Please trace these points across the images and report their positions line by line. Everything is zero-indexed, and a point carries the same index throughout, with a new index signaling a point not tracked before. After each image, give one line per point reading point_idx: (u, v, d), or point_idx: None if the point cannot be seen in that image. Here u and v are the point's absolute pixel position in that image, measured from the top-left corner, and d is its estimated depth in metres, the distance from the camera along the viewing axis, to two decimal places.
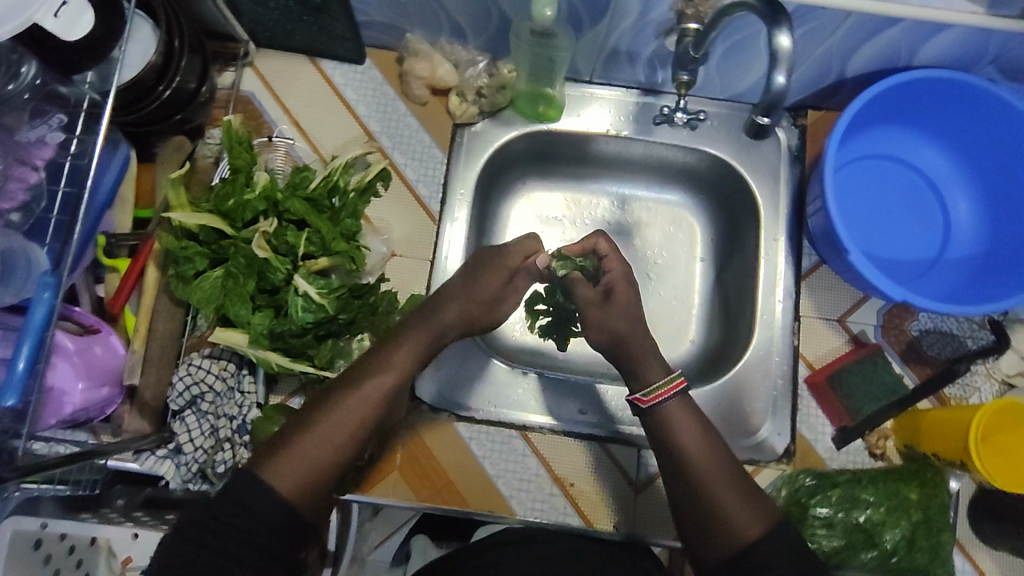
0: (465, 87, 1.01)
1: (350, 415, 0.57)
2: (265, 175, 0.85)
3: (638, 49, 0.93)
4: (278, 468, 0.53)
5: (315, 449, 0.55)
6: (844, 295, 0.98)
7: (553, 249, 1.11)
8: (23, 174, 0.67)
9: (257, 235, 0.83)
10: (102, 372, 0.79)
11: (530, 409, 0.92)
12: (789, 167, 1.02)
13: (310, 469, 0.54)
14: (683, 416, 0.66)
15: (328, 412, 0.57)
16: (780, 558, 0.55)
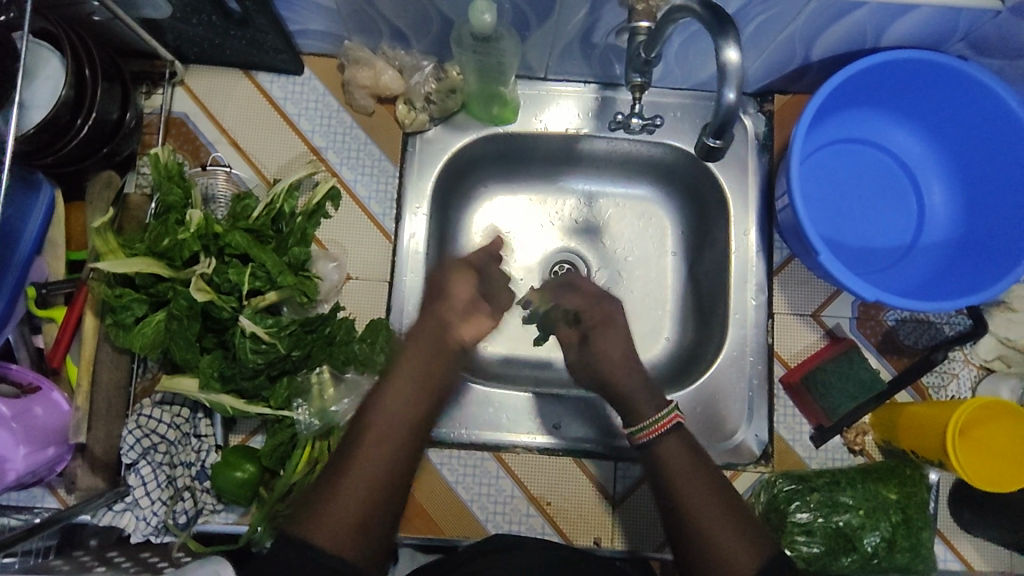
0: (412, 95, 0.94)
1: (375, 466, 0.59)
2: (199, 211, 0.80)
3: (591, 46, 0.88)
4: (320, 531, 0.56)
5: (351, 506, 0.57)
6: (818, 289, 0.95)
7: (524, 254, 1.08)
8: None
9: (195, 277, 0.78)
10: (44, 434, 0.76)
11: (505, 429, 0.90)
12: (756, 157, 0.98)
13: (351, 524, 0.56)
14: (676, 449, 0.69)
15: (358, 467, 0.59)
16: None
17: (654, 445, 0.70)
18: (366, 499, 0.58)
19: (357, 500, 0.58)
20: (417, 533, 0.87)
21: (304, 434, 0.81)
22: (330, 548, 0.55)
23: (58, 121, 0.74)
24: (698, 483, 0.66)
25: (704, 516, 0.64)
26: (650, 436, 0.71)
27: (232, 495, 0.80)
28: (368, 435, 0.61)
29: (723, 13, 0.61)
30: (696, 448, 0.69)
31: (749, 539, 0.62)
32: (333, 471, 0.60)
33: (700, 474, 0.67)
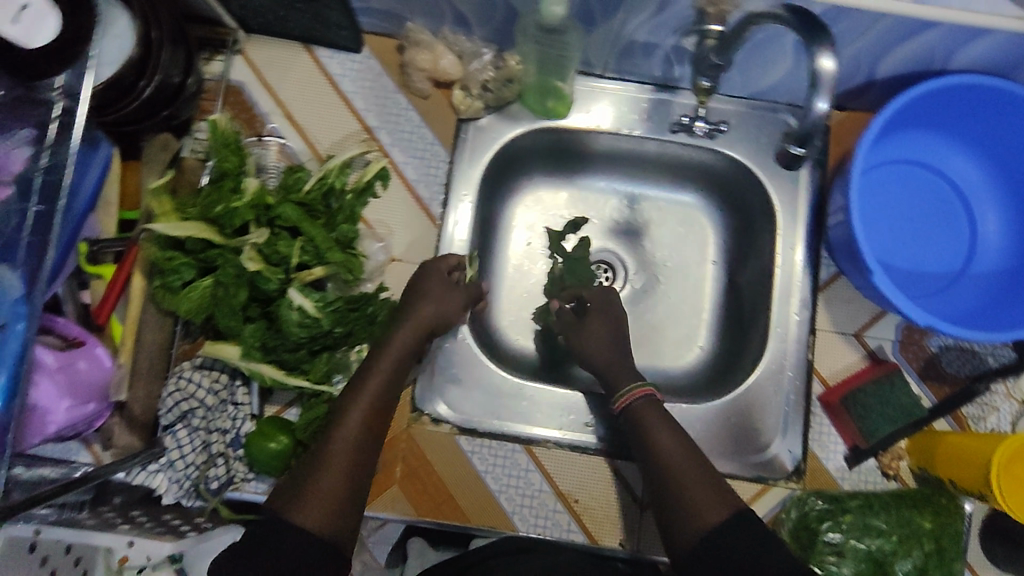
0: (469, 81, 0.95)
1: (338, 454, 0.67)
2: (255, 181, 0.81)
3: (654, 47, 0.87)
4: (301, 506, 0.63)
5: (321, 484, 0.64)
6: (863, 309, 0.93)
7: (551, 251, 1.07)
8: None
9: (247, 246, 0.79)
10: (87, 389, 0.75)
11: (535, 422, 0.91)
12: (810, 171, 0.96)
13: (328, 501, 0.63)
14: (650, 413, 0.79)
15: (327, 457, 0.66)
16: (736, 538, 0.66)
17: (630, 410, 0.80)
18: (340, 475, 0.66)
19: (335, 480, 0.65)
20: (443, 518, 0.88)
21: None
22: (316, 522, 0.62)
23: (123, 80, 0.74)
24: (673, 447, 0.75)
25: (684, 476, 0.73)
26: (628, 402, 0.81)
27: (265, 465, 0.81)
28: (336, 431, 0.69)
29: (810, 23, 0.60)
30: (670, 417, 0.79)
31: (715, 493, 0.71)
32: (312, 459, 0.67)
33: (671, 435, 0.76)
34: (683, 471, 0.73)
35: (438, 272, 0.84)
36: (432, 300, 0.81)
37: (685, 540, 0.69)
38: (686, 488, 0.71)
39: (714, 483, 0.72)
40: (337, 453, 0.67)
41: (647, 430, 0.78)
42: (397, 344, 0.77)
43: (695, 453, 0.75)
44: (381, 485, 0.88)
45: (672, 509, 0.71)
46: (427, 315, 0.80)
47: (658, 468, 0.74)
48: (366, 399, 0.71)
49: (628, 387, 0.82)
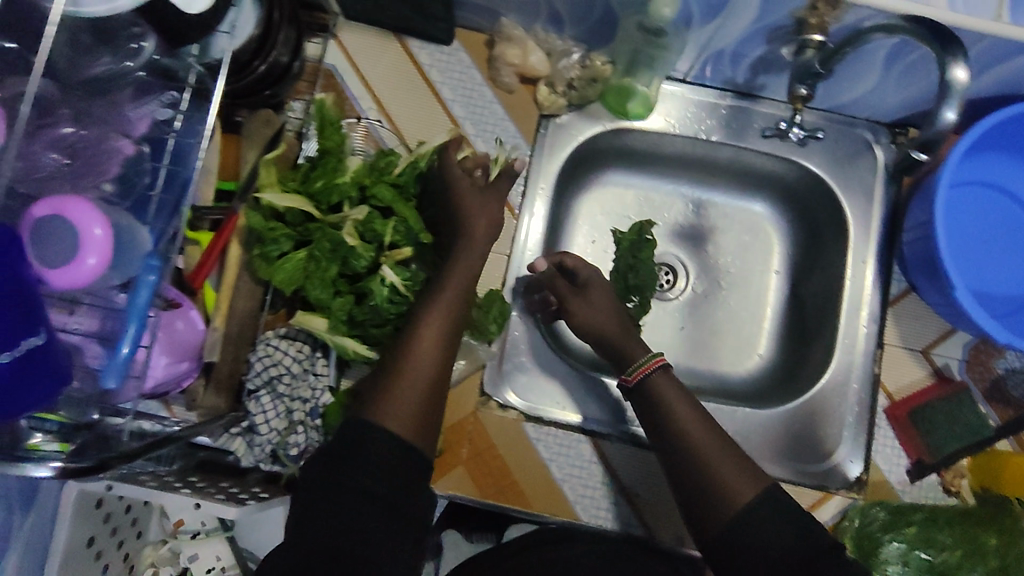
0: (556, 78, 0.97)
1: (416, 375, 0.70)
2: (355, 160, 0.85)
3: (745, 56, 0.89)
4: (388, 415, 0.67)
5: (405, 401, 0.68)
6: (931, 326, 0.94)
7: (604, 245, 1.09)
8: (121, 146, 0.60)
9: (348, 222, 0.82)
10: (182, 348, 0.78)
11: (566, 408, 0.93)
12: (884, 188, 0.98)
13: (413, 407, 0.69)
14: (667, 385, 0.79)
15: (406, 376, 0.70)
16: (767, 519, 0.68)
17: (648, 381, 0.80)
18: (421, 392, 0.70)
19: (416, 385, 0.70)
20: (508, 503, 0.89)
21: None
22: (400, 427, 0.67)
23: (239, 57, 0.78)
24: (691, 418, 0.76)
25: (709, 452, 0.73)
26: (643, 372, 0.80)
27: None
28: (411, 352, 0.72)
29: None
30: (687, 389, 0.80)
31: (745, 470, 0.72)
32: (391, 370, 0.71)
33: (693, 410, 0.77)
34: (707, 446, 0.74)
35: (472, 182, 0.83)
36: (481, 209, 0.81)
37: (715, 517, 0.70)
38: (715, 463, 0.72)
39: (738, 454, 0.73)
40: (422, 359, 0.71)
41: (667, 402, 0.78)
42: (462, 257, 0.78)
43: (714, 427, 0.76)
44: (447, 465, 0.89)
45: (701, 476, 0.72)
46: (478, 222, 0.80)
47: (680, 441, 0.75)
48: (434, 324, 0.73)
49: (643, 357, 0.82)
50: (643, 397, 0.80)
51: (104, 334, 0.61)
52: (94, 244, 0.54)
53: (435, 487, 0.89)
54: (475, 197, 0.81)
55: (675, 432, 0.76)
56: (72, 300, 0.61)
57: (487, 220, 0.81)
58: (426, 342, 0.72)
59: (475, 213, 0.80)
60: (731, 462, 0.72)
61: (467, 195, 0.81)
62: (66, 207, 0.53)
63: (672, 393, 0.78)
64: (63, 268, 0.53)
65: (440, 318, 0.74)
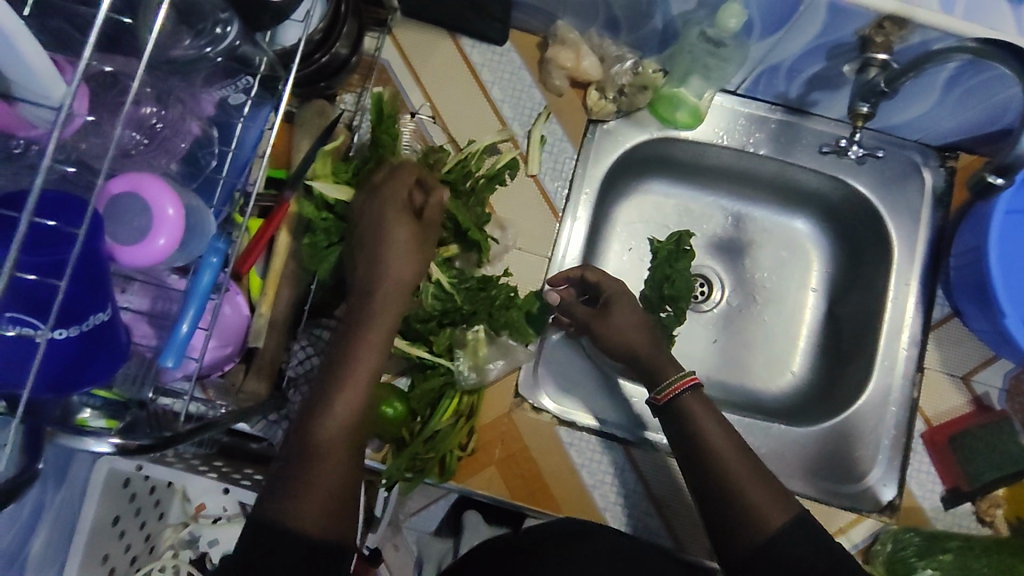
0: (607, 83, 0.97)
1: (320, 481, 0.61)
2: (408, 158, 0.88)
3: (801, 71, 0.89)
4: (295, 511, 0.59)
5: (312, 500, 0.60)
6: (973, 352, 0.93)
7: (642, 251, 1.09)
8: (190, 126, 0.60)
9: None
10: (228, 332, 0.78)
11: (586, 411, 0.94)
12: (930, 212, 0.97)
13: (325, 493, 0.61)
14: (699, 405, 0.75)
15: (304, 484, 0.61)
16: (799, 548, 0.64)
17: (677, 400, 0.76)
18: (333, 472, 0.62)
19: (326, 482, 0.61)
20: (537, 508, 0.88)
21: (459, 385, 0.86)
22: (309, 522, 0.59)
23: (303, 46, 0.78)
24: (721, 439, 0.72)
25: (738, 475, 0.69)
26: (673, 393, 0.77)
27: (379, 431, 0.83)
28: (315, 436, 0.64)
29: None
30: (718, 412, 0.75)
31: (775, 494, 0.67)
32: (293, 464, 0.62)
33: (721, 429, 0.73)
34: (743, 470, 0.69)
35: (404, 213, 0.78)
36: (404, 277, 0.76)
37: (748, 544, 0.65)
38: (749, 486, 0.68)
39: (769, 477, 0.69)
40: (324, 480, 0.62)
41: (696, 422, 0.74)
42: (376, 318, 0.73)
43: (751, 454, 0.71)
44: (478, 464, 0.89)
45: (728, 501, 0.68)
46: (400, 279, 0.75)
47: (710, 462, 0.70)
48: (333, 425, 0.65)
49: (674, 376, 0.78)
50: (670, 417, 0.77)
51: (160, 314, 0.66)
52: (167, 224, 0.54)
53: (465, 485, 0.89)
54: (404, 240, 0.76)
55: (705, 448, 0.71)
56: (127, 279, 0.64)
57: (410, 274, 0.76)
58: (321, 442, 0.64)
59: (395, 264, 0.75)
60: (761, 484, 0.68)
61: (394, 238, 0.76)
62: (144, 184, 0.54)
63: (704, 413, 0.74)
64: (135, 246, 0.54)
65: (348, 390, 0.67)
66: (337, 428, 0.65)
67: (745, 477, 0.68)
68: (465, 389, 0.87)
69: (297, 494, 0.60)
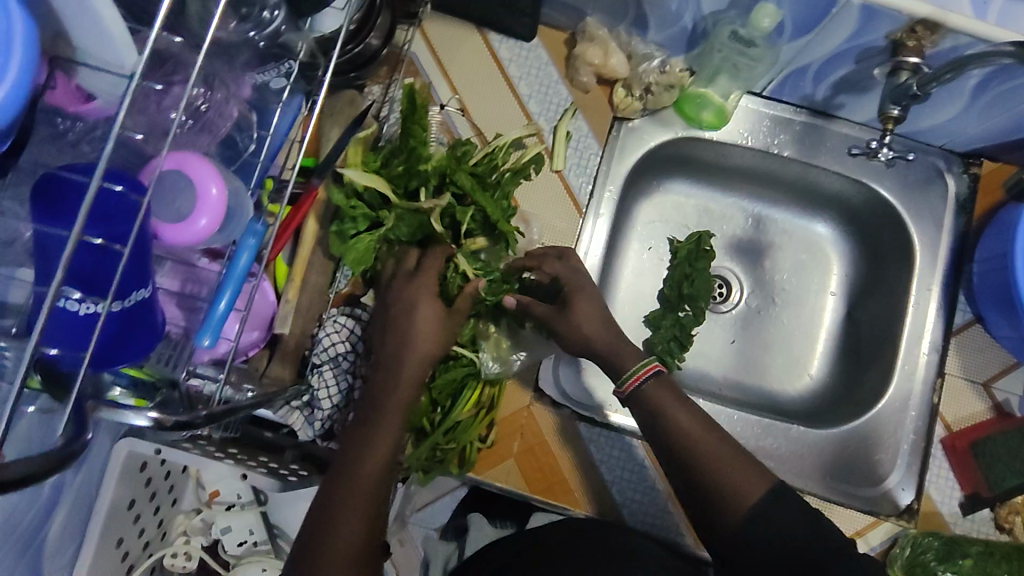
0: (634, 81, 0.97)
1: (346, 530, 0.64)
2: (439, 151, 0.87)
3: (830, 74, 0.89)
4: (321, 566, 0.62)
5: (339, 550, 0.63)
6: (994, 359, 0.93)
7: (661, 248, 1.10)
8: (230, 109, 0.60)
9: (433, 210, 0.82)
10: (256, 317, 0.79)
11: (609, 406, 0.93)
12: (954, 218, 0.97)
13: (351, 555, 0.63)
14: (664, 393, 0.74)
15: (331, 533, 0.64)
16: (778, 516, 0.66)
17: (640, 392, 0.74)
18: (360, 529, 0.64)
19: (344, 555, 0.63)
20: (556, 503, 0.89)
21: (482, 376, 0.86)
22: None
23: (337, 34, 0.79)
24: (689, 424, 0.71)
25: (711, 458, 0.69)
26: (636, 383, 0.74)
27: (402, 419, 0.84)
28: (341, 492, 0.66)
29: None
30: (682, 395, 0.74)
31: (751, 468, 0.69)
32: (316, 526, 0.64)
33: (686, 411, 0.72)
34: (712, 450, 0.69)
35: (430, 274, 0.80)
36: (422, 356, 0.76)
37: (730, 527, 0.66)
38: (719, 467, 0.68)
39: (742, 455, 0.69)
40: (350, 540, 0.64)
41: (661, 410, 0.72)
42: (397, 386, 0.73)
43: (721, 432, 0.71)
44: (497, 456, 0.89)
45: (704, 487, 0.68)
46: (412, 371, 0.74)
47: (680, 450, 0.70)
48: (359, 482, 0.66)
49: (634, 365, 0.75)
50: (637, 408, 0.75)
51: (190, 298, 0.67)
52: (210, 204, 0.55)
53: (484, 477, 0.89)
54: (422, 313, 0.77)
55: (673, 438, 0.71)
56: (161, 260, 0.65)
57: (422, 360, 0.75)
58: (348, 496, 0.65)
59: (419, 337, 0.76)
60: (735, 462, 0.68)
61: (422, 318, 0.77)
62: (189, 163, 0.55)
63: (670, 400, 0.73)
64: (178, 225, 0.54)
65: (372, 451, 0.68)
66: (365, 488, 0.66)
67: (715, 456, 0.69)
68: (486, 379, 0.87)
69: (327, 546, 0.63)
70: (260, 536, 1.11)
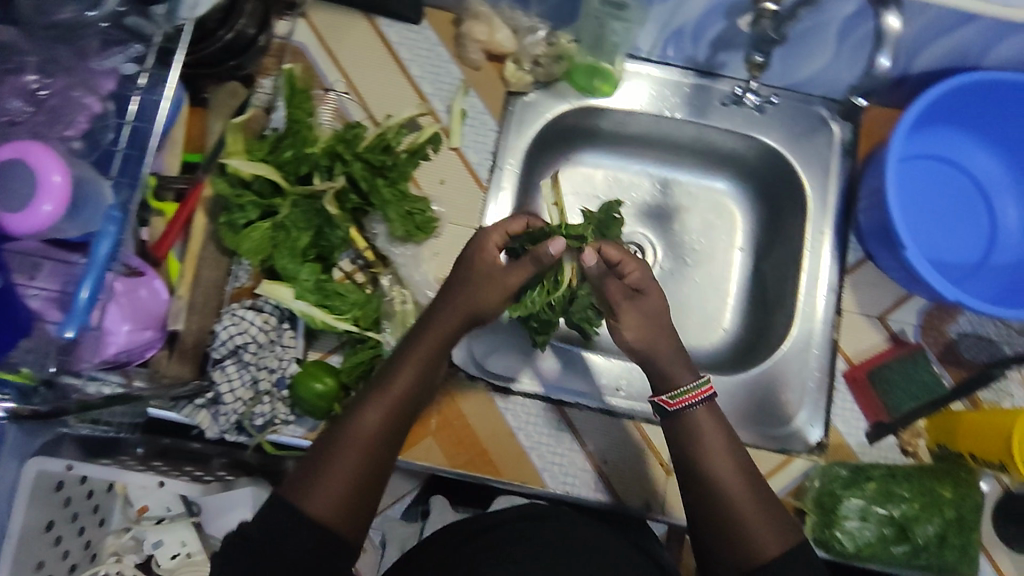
0: (522, 55, 0.98)
1: (350, 456, 0.66)
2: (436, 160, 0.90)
3: (703, 33, 0.92)
4: (317, 486, 0.64)
5: (338, 475, 0.65)
6: (887, 293, 0.97)
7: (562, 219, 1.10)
8: (88, 103, 0.62)
9: (327, 192, 0.84)
10: (146, 316, 0.77)
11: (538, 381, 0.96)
12: (840, 162, 1.01)
13: (340, 492, 0.64)
14: (710, 422, 0.75)
15: (338, 456, 0.66)
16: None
17: (690, 411, 0.75)
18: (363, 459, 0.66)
19: (343, 481, 0.64)
20: (478, 474, 0.90)
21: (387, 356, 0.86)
22: (325, 503, 0.63)
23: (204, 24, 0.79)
24: (734, 469, 0.72)
25: (746, 505, 0.69)
26: (683, 404, 0.75)
27: (310, 406, 0.83)
28: (358, 421, 0.68)
29: None
30: (730, 433, 0.75)
31: (773, 521, 0.69)
32: (324, 449, 0.67)
33: (731, 454, 0.73)
34: (745, 493, 0.70)
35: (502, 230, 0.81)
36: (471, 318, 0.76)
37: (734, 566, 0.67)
38: (745, 514, 0.69)
39: (771, 508, 0.70)
40: (349, 461, 0.66)
41: (702, 437, 0.74)
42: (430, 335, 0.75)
43: (759, 483, 0.72)
44: (416, 436, 0.89)
45: (727, 531, 0.69)
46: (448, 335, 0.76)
47: (711, 482, 0.71)
48: (374, 416, 0.68)
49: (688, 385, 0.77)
50: (675, 425, 0.76)
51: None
52: (53, 190, 0.55)
53: (404, 458, 0.89)
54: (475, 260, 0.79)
55: (707, 468, 0.72)
56: (36, 263, 0.61)
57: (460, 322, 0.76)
58: (364, 428, 0.68)
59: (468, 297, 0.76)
60: (761, 511, 0.69)
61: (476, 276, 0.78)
62: (29, 152, 0.55)
63: (713, 432, 0.74)
64: (22, 213, 0.55)
65: (388, 401, 0.70)
66: (381, 423, 0.69)
67: (748, 504, 0.69)
68: None
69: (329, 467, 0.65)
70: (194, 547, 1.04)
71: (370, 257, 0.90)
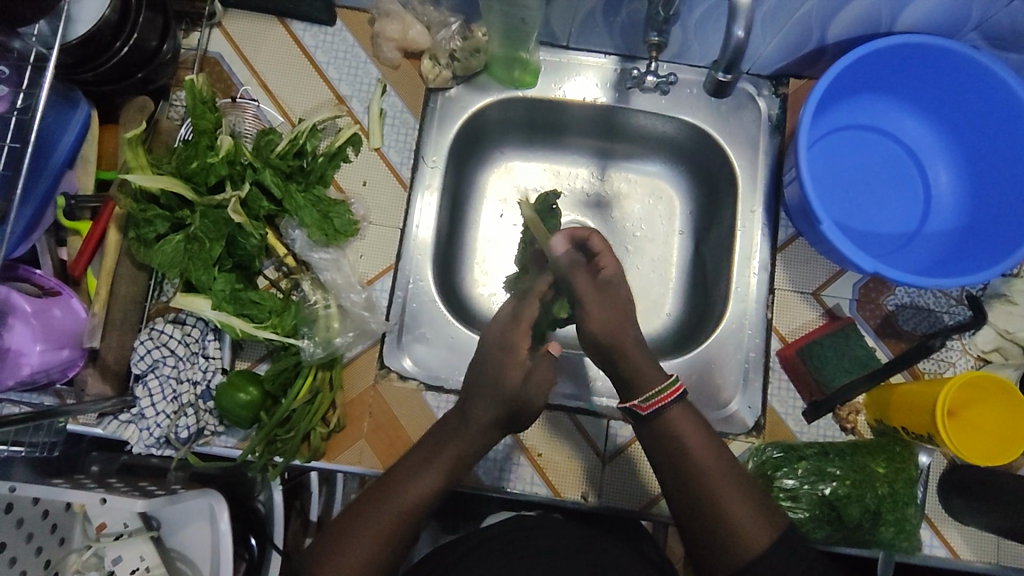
0: (437, 50, 0.97)
1: (364, 540, 0.66)
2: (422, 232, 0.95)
3: (611, 17, 0.91)
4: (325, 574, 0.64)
5: (348, 560, 0.65)
6: (820, 268, 0.96)
7: (486, 217, 1.07)
8: None
9: (233, 200, 0.83)
10: (60, 335, 0.82)
11: None
12: (767, 137, 0.99)
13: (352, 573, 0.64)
14: (683, 419, 0.72)
15: (351, 541, 0.66)
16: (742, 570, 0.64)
17: (662, 414, 0.72)
18: (374, 546, 0.66)
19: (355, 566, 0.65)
20: None
21: (308, 362, 0.86)
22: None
23: (99, 40, 0.79)
24: (709, 460, 0.69)
25: (723, 498, 0.66)
26: (660, 404, 0.72)
27: (233, 416, 0.83)
28: (386, 500, 0.68)
29: None
30: (704, 425, 0.72)
31: (755, 510, 0.66)
32: (341, 529, 0.67)
33: (708, 444, 0.70)
34: (721, 484, 0.67)
35: None
36: (493, 384, 0.73)
37: (715, 563, 0.65)
38: (726, 505, 0.66)
39: (754, 497, 0.67)
40: (361, 544, 0.65)
41: (675, 436, 0.71)
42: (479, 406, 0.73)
43: (737, 471, 0.69)
44: (347, 439, 0.89)
45: (706, 525, 0.66)
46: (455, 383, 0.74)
47: (688, 477, 0.68)
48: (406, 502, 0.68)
49: (656, 388, 0.73)
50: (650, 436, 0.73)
51: (1, 326, 0.81)
52: None
53: (336, 462, 0.88)
54: None
55: (692, 469, 0.68)
56: None
57: (492, 398, 0.73)
58: (386, 512, 0.67)
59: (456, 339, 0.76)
60: (741, 498, 0.66)
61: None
62: None
63: (686, 430, 0.71)
64: None
65: (419, 489, 0.69)
66: (404, 511, 0.68)
67: (723, 495, 0.66)
68: (316, 364, 0.86)
69: (344, 551, 0.65)
70: (153, 562, 0.94)
71: (290, 263, 0.90)
